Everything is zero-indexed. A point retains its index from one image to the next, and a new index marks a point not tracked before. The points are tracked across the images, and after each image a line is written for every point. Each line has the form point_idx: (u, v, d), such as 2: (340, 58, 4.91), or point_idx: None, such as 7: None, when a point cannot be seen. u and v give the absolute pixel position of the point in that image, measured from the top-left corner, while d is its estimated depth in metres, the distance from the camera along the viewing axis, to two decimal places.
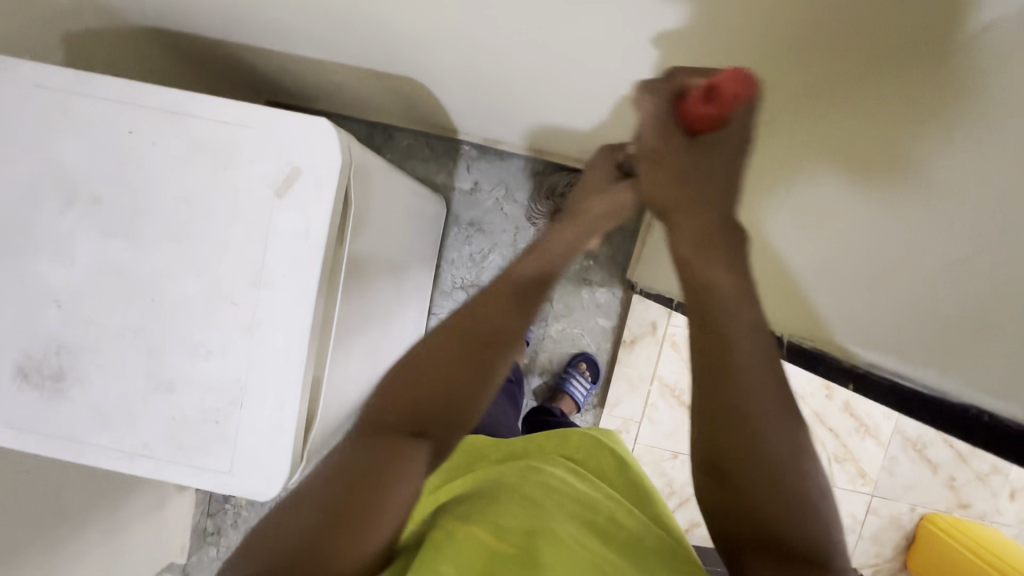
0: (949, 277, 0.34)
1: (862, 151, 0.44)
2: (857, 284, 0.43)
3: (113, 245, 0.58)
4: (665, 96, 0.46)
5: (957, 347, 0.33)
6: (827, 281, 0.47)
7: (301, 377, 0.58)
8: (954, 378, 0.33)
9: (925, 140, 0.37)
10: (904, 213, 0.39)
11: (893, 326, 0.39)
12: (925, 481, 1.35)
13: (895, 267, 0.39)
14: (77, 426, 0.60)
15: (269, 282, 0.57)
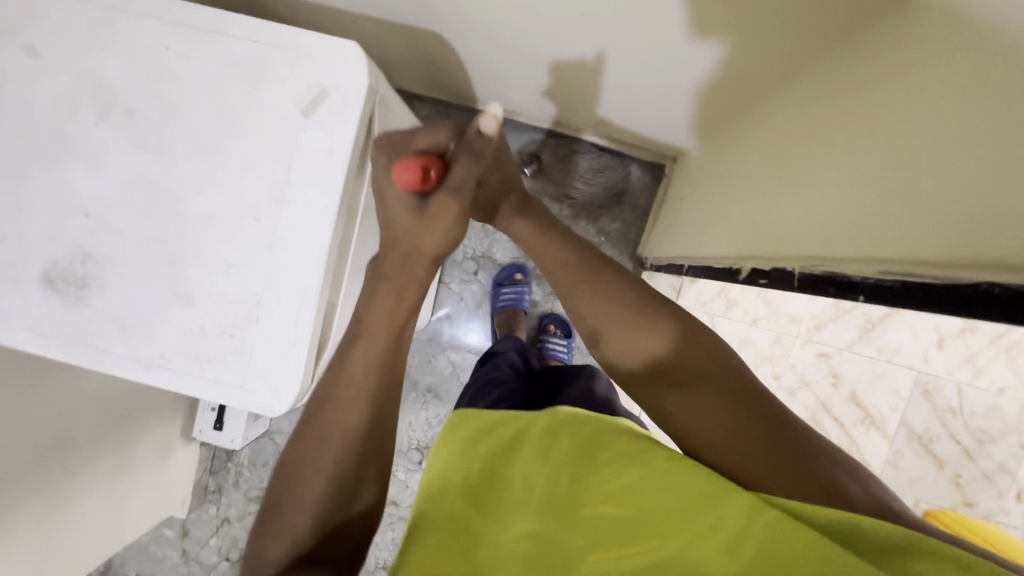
0: (960, 157, 0.36)
1: (882, 99, 0.48)
2: (871, 213, 0.44)
3: (143, 157, 0.60)
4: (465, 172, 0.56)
5: (970, 215, 0.33)
6: (847, 217, 0.47)
7: (318, 295, 0.59)
8: (965, 258, 0.33)
9: (936, 61, 0.42)
10: (915, 134, 0.42)
11: (906, 229, 0.39)
12: (930, 476, 1.33)
13: (920, 191, 0.39)
14: (98, 333, 0.61)
15: (292, 199, 0.59)
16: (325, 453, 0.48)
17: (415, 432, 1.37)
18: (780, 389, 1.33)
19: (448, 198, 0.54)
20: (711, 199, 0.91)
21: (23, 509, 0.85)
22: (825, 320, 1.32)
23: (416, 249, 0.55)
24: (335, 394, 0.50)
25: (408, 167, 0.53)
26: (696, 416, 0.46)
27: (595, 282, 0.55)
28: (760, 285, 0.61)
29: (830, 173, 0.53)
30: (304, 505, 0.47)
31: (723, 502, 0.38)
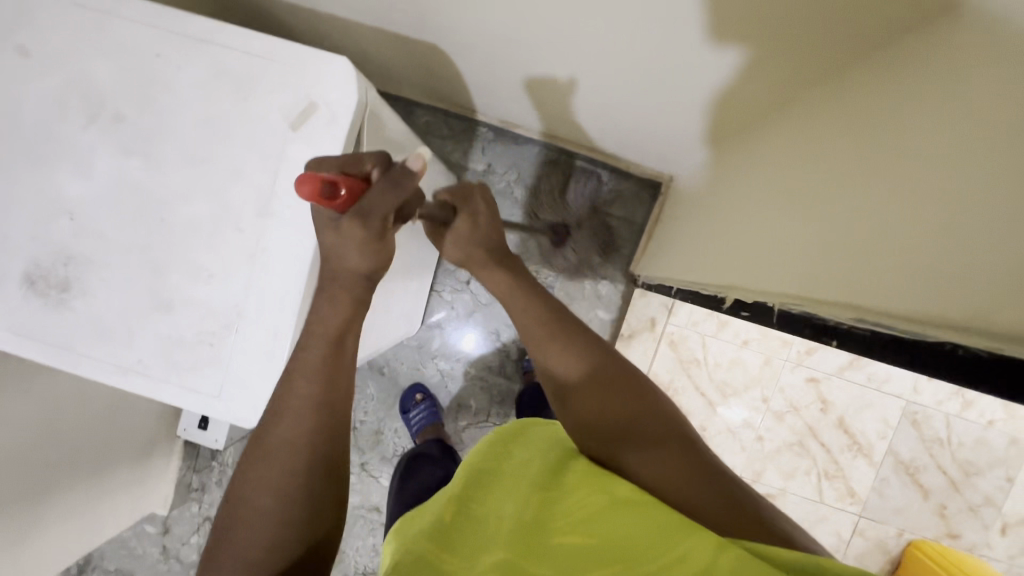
0: (930, 215, 0.37)
1: (867, 153, 0.49)
2: (847, 262, 0.45)
3: (130, 163, 0.60)
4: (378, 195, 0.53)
5: (936, 273, 0.34)
6: (823, 263, 0.48)
7: (298, 308, 0.59)
8: (930, 315, 0.34)
9: (917, 121, 0.42)
10: (893, 188, 0.42)
11: (876, 281, 0.40)
12: (915, 506, 1.33)
13: (892, 242, 0.40)
14: (76, 336, 0.61)
15: (276, 212, 0.59)
16: (274, 468, 0.50)
17: (401, 440, 1.37)
18: (768, 412, 1.32)
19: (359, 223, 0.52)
20: (703, 224, 0.92)
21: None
22: (816, 345, 1.31)
23: (342, 263, 0.55)
24: (280, 408, 0.52)
25: (310, 181, 0.48)
26: (655, 464, 0.51)
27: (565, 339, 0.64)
28: (741, 317, 0.61)
29: (812, 221, 0.54)
30: (259, 522, 0.48)
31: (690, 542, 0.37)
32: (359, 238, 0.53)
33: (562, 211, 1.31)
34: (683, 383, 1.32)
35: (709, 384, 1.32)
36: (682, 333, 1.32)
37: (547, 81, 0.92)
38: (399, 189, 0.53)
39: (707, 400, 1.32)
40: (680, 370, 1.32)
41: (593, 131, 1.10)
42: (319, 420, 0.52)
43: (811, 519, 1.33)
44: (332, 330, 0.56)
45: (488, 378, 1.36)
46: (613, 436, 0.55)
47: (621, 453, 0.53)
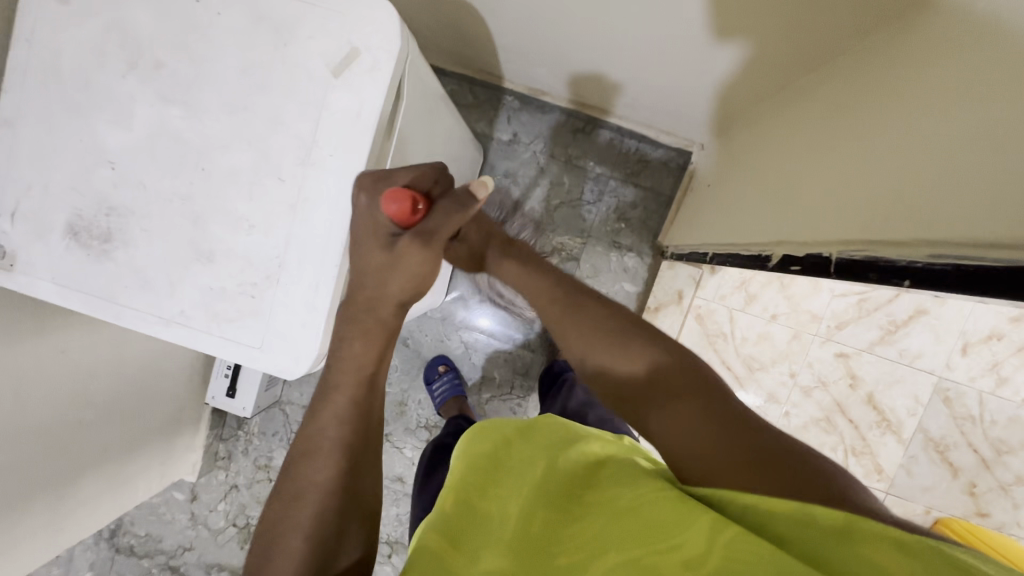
0: (997, 136, 0.36)
1: (913, 101, 0.49)
2: (900, 205, 0.44)
3: (170, 112, 0.59)
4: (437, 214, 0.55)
5: (1007, 187, 0.33)
6: (876, 209, 0.47)
7: (340, 259, 0.59)
8: (1003, 231, 0.32)
9: (971, 61, 0.43)
10: (945, 126, 0.43)
11: (938, 210, 0.39)
12: (944, 484, 1.31)
13: (955, 176, 0.39)
14: (118, 286, 0.61)
15: (318, 161, 0.58)
16: (304, 508, 0.50)
17: (424, 411, 1.38)
18: (795, 387, 1.31)
19: (419, 246, 0.54)
20: (736, 194, 0.91)
21: (36, 462, 0.86)
22: (847, 320, 1.28)
23: (383, 293, 0.56)
24: (310, 451, 0.52)
25: (401, 197, 0.53)
26: (672, 422, 0.50)
27: (575, 313, 0.62)
28: (792, 271, 0.59)
29: (859, 171, 0.53)
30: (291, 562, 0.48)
31: (686, 525, 0.36)
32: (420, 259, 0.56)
33: (589, 181, 1.29)
34: (709, 357, 1.31)
35: (735, 359, 1.31)
36: (709, 307, 1.30)
37: (581, 40, 0.89)
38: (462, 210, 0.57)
39: (733, 374, 1.31)
40: (707, 343, 1.31)
41: (625, 96, 1.07)
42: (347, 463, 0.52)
43: None
44: (365, 366, 0.56)
45: (511, 351, 1.35)
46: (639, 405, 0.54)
47: (645, 418, 0.53)
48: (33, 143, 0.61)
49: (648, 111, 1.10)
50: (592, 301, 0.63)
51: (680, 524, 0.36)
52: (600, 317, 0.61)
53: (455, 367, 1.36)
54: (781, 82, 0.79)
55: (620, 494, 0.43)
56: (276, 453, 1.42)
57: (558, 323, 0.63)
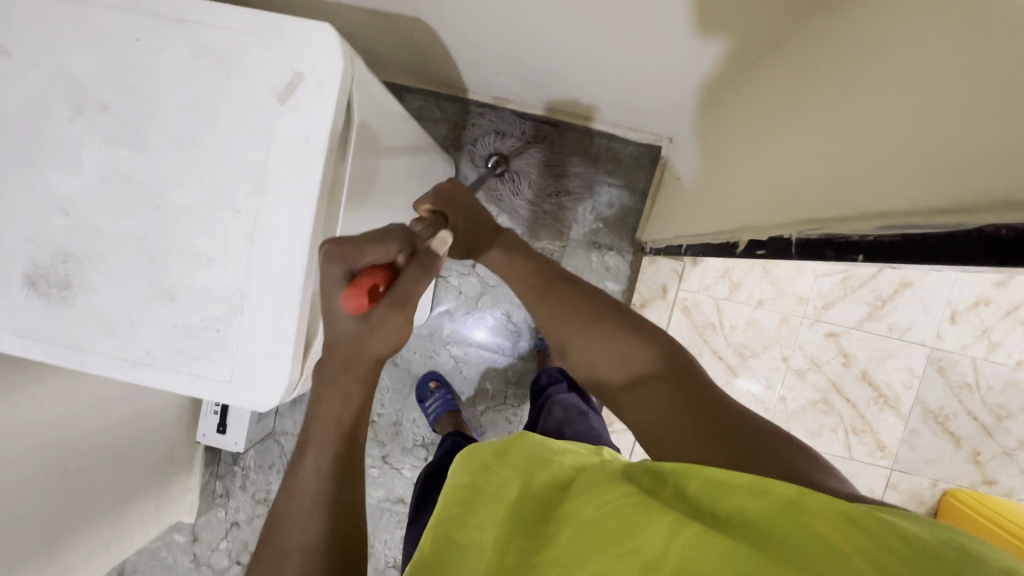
0: (940, 102, 0.35)
1: (857, 73, 0.48)
2: (855, 181, 0.43)
3: (119, 153, 0.58)
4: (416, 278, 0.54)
5: (957, 153, 0.32)
6: (841, 179, 0.46)
7: (302, 285, 0.58)
8: (956, 199, 0.31)
9: (901, 28, 0.42)
10: (889, 97, 0.42)
11: (890, 185, 0.38)
12: (948, 454, 1.30)
13: (911, 136, 0.37)
14: (81, 333, 0.60)
15: (271, 190, 0.57)
16: (297, 533, 0.51)
17: (419, 429, 1.36)
18: (789, 370, 1.30)
19: (395, 314, 0.52)
20: (707, 183, 0.90)
21: (20, 520, 0.84)
22: (833, 299, 1.27)
23: (359, 348, 0.53)
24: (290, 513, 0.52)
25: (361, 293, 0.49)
26: (643, 401, 0.50)
27: (556, 297, 0.63)
28: (758, 256, 0.59)
29: (822, 142, 0.51)
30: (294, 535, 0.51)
31: (642, 532, 0.33)
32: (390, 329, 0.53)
33: (560, 184, 1.29)
34: (700, 349, 1.30)
35: (727, 348, 1.30)
36: (695, 299, 1.29)
37: (537, 47, 0.89)
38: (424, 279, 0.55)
39: (725, 364, 1.30)
40: (697, 335, 1.30)
41: (589, 97, 1.08)
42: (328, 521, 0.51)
43: None
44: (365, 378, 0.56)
45: (503, 361, 1.34)
46: (611, 388, 0.55)
47: (617, 399, 0.53)
48: None
49: (615, 108, 1.10)
50: (574, 290, 0.63)
51: (636, 531, 0.34)
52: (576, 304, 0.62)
53: (447, 382, 1.34)
54: (735, 70, 0.79)
55: (587, 502, 0.40)
56: (274, 486, 1.40)
57: (541, 311, 0.64)
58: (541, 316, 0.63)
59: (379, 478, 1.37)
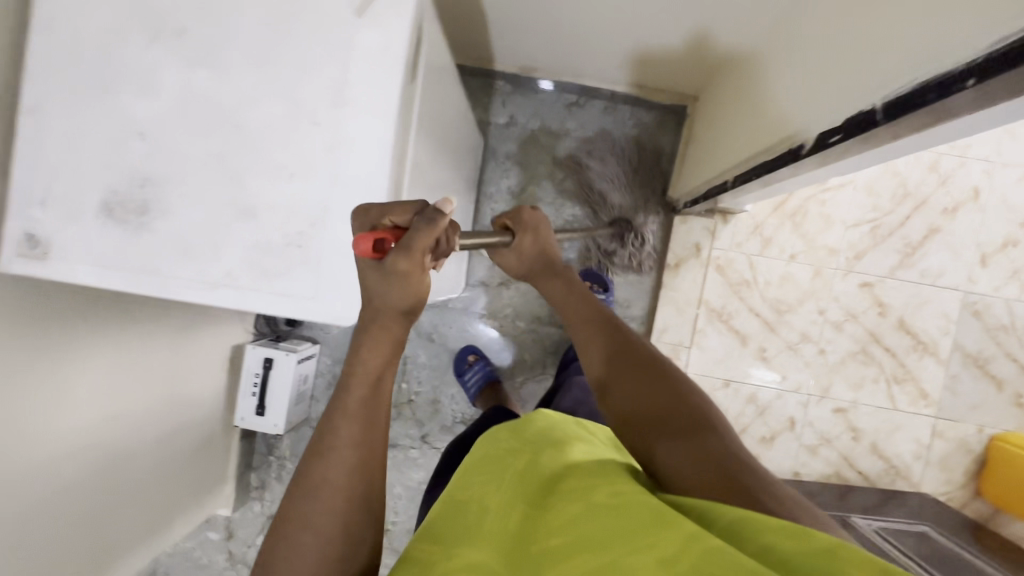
0: None
1: None
2: (929, 36, 0.43)
3: (198, 75, 0.59)
4: (419, 227, 0.49)
5: None
6: (892, 40, 0.49)
7: (385, 193, 0.58)
8: None
9: None
10: None
11: (972, 16, 0.38)
12: (991, 398, 1.29)
13: None
14: (159, 257, 0.60)
15: (351, 101, 0.58)
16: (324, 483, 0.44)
17: (458, 405, 1.34)
18: (826, 323, 1.30)
19: (404, 259, 0.48)
20: (747, 117, 0.91)
21: (53, 484, 0.82)
22: (865, 249, 1.29)
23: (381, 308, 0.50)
24: (320, 450, 0.46)
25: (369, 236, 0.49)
26: (682, 457, 0.46)
27: (598, 335, 0.61)
28: (834, 141, 0.59)
29: (878, 22, 0.52)
30: (324, 489, 0.44)
31: (655, 528, 0.34)
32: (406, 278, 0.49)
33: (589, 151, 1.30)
34: (736, 307, 1.30)
35: (762, 304, 1.30)
36: (729, 257, 1.29)
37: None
38: (433, 226, 0.49)
39: (762, 320, 1.30)
40: (732, 294, 1.30)
41: (617, 55, 1.10)
42: (364, 467, 0.46)
43: (885, 428, 1.31)
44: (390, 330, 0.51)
45: (541, 332, 1.34)
46: (642, 436, 0.50)
47: (652, 446, 0.49)
48: (59, 125, 0.60)
49: (644, 64, 1.13)
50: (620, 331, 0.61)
51: (648, 530, 0.34)
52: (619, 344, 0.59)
53: (484, 355, 1.33)
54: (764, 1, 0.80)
55: (597, 489, 0.40)
56: None
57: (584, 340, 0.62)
58: (585, 349, 0.61)
59: (420, 459, 1.35)
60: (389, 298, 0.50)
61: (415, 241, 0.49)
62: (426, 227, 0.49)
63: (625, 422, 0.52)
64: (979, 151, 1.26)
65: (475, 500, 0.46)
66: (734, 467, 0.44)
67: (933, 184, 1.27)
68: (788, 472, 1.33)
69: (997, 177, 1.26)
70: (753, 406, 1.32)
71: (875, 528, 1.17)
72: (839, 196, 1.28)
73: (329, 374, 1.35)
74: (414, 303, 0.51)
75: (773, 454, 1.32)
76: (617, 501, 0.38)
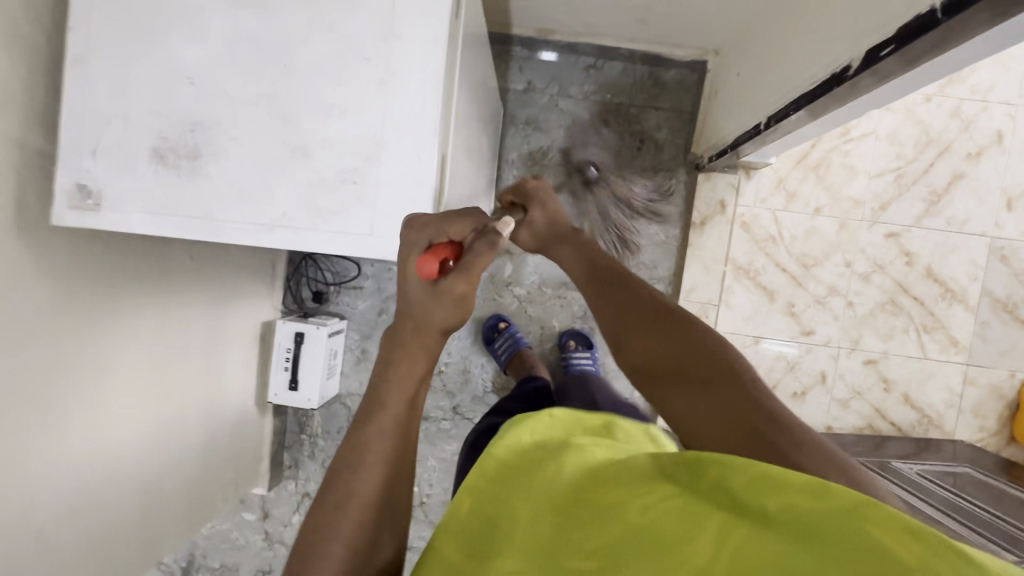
0: None
1: None
2: None
3: (243, 15, 0.58)
4: (486, 248, 0.50)
5: None
6: None
7: (438, 124, 0.58)
8: None
9: None
10: None
11: None
12: (1022, 343, 1.29)
13: None
14: (213, 202, 0.59)
15: (400, 34, 0.57)
16: (372, 462, 0.44)
17: (489, 374, 1.34)
18: (853, 275, 1.30)
19: (467, 279, 0.49)
20: (775, 59, 0.90)
21: (103, 448, 0.83)
22: (889, 199, 1.28)
23: (425, 317, 0.49)
24: (357, 463, 0.44)
25: (433, 256, 0.49)
26: (695, 406, 0.48)
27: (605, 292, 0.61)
28: (883, 55, 0.58)
29: None
30: (371, 468, 0.44)
31: (689, 542, 0.30)
32: (460, 298, 0.49)
33: (611, 113, 1.29)
34: (763, 263, 1.30)
35: (789, 259, 1.30)
36: (753, 213, 1.29)
37: None
38: (494, 248, 0.52)
39: (790, 275, 1.30)
40: (758, 250, 1.30)
41: (639, 10, 1.10)
42: (395, 480, 0.45)
43: (917, 377, 1.31)
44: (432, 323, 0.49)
45: (569, 297, 1.34)
46: (654, 383, 0.52)
47: (664, 398, 0.50)
48: (105, 71, 0.59)
49: (663, 20, 1.12)
50: (633, 286, 0.60)
51: (683, 542, 0.30)
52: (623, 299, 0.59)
53: (513, 323, 1.33)
54: None
55: (624, 505, 0.35)
56: None
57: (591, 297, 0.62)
58: (594, 306, 0.62)
59: (452, 431, 1.35)
60: (432, 315, 0.48)
61: (481, 263, 0.50)
62: (490, 250, 0.51)
63: (637, 372, 0.54)
64: (1000, 95, 1.26)
65: (494, 504, 0.42)
66: (741, 408, 0.45)
67: (956, 130, 1.27)
68: (822, 426, 1.33)
69: (1019, 121, 1.26)
70: (784, 363, 1.32)
71: (917, 471, 1.19)
72: (862, 146, 1.28)
73: (358, 349, 1.35)
74: (454, 321, 0.50)
75: (805, 409, 1.33)
76: (643, 514, 0.33)
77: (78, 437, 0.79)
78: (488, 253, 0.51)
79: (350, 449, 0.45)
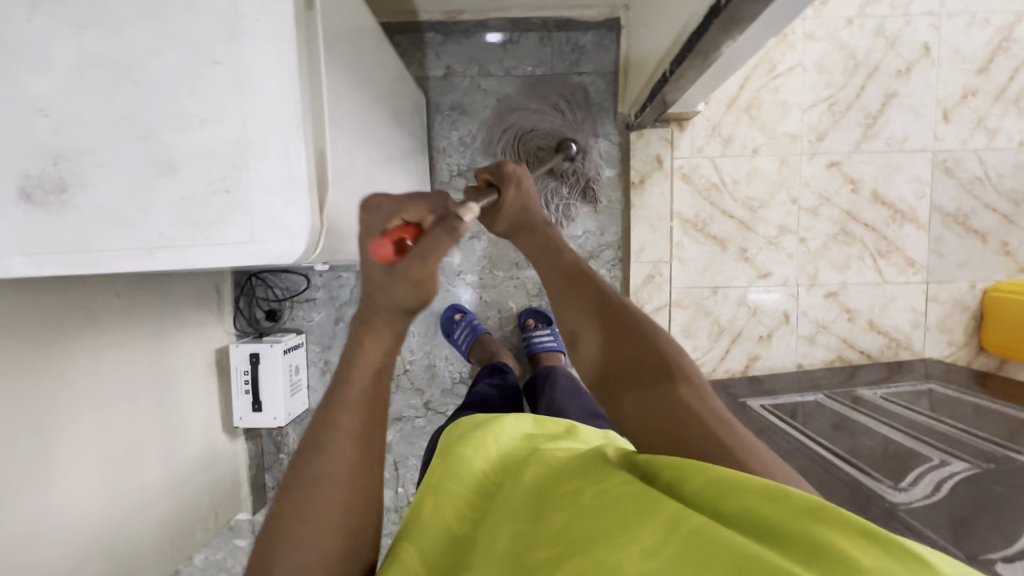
0: None
1: None
2: None
3: (86, 37, 0.57)
4: (439, 238, 0.44)
5: None
6: None
7: (301, 120, 0.56)
8: None
9: None
10: None
11: None
12: (977, 252, 1.29)
13: None
14: (90, 233, 0.58)
15: (247, 31, 0.56)
16: (333, 463, 0.46)
17: (455, 366, 1.34)
18: (801, 211, 1.29)
19: (417, 272, 0.44)
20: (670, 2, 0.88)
21: (55, 499, 0.82)
22: (825, 129, 1.27)
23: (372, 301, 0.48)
24: (305, 508, 0.44)
25: (389, 240, 0.46)
26: (652, 413, 0.50)
27: (575, 299, 0.59)
28: None
29: None
30: (334, 472, 0.45)
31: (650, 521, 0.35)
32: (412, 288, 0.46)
33: (534, 85, 1.27)
34: (709, 213, 1.29)
35: (735, 205, 1.29)
36: (692, 163, 1.28)
37: None
38: (451, 235, 0.44)
39: (738, 221, 1.29)
40: (703, 201, 1.29)
41: None
42: (360, 478, 0.46)
43: (880, 302, 1.31)
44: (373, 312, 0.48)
45: (522, 276, 1.33)
46: (618, 387, 0.54)
47: (623, 400, 0.53)
48: None
49: None
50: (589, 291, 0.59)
51: (642, 522, 0.35)
52: (597, 307, 0.58)
53: (470, 312, 1.32)
54: None
55: (583, 492, 0.41)
56: None
57: (561, 303, 0.60)
58: (558, 310, 0.60)
59: (427, 427, 1.34)
60: (375, 300, 0.48)
61: (434, 256, 0.44)
62: (445, 238, 0.44)
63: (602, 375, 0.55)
64: (922, 6, 1.24)
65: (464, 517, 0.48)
66: (706, 419, 0.48)
67: (883, 49, 1.25)
68: (792, 365, 1.32)
69: (945, 29, 1.24)
70: (745, 308, 1.31)
71: (883, 396, 1.19)
72: (791, 80, 1.26)
73: (321, 361, 1.34)
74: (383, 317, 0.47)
75: (773, 351, 1.32)
76: (609, 503, 0.38)
77: (24, 491, 0.77)
78: (444, 242, 0.44)
79: (310, 455, 0.46)
